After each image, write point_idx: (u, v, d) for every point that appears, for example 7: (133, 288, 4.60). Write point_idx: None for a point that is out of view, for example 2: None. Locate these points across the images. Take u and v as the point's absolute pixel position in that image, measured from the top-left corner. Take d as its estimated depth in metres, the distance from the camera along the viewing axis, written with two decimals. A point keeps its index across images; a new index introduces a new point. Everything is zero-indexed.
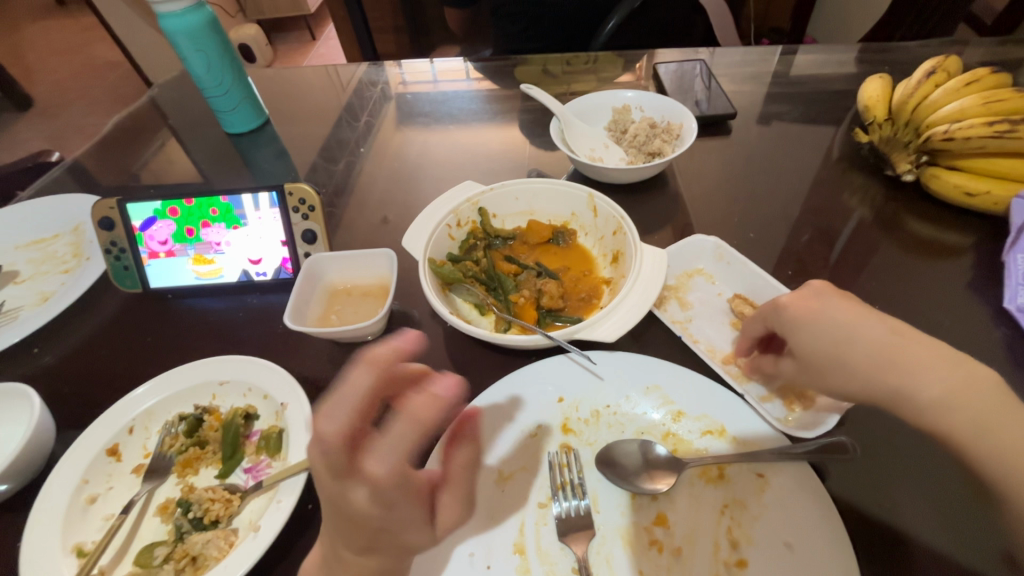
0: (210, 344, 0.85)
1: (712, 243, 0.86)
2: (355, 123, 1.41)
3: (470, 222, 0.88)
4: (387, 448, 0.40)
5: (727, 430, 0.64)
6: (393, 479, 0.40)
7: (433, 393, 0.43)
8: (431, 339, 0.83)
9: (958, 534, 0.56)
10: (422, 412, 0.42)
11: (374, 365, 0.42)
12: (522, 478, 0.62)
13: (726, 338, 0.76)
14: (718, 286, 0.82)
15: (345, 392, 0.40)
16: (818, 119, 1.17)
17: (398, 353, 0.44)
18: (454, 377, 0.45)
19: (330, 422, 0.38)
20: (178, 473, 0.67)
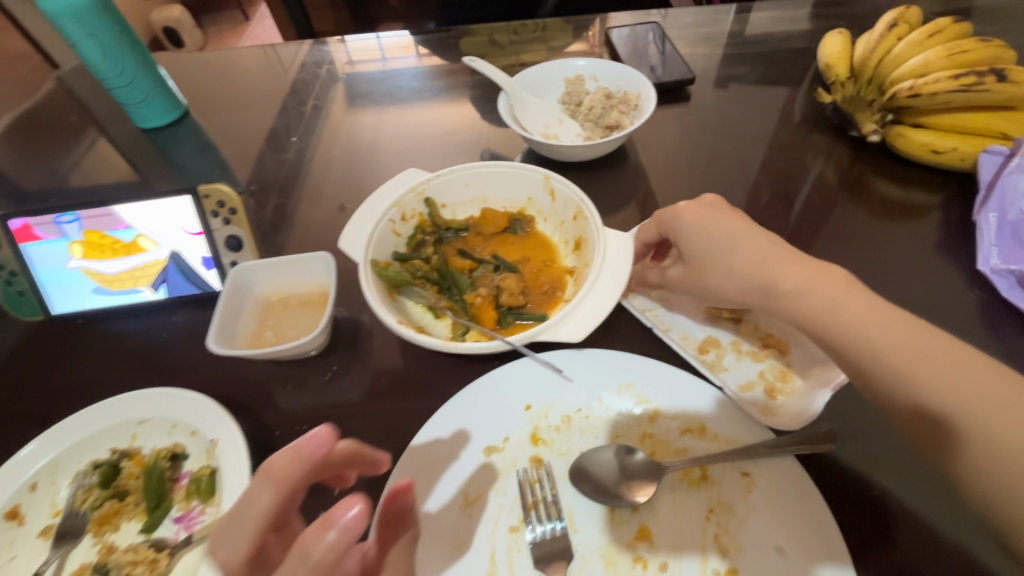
0: (129, 375, 0.75)
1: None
2: (302, 107, 1.28)
3: (417, 214, 0.80)
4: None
5: (708, 427, 0.59)
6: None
7: (325, 521, 0.34)
8: (382, 348, 0.75)
9: (945, 521, 0.54)
10: (315, 556, 0.34)
11: (278, 483, 0.37)
12: (490, 501, 0.56)
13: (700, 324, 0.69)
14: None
15: (243, 512, 0.36)
16: (777, 79, 1.12)
17: (308, 461, 0.38)
18: (358, 498, 0.35)
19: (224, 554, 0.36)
20: (95, 532, 0.58)
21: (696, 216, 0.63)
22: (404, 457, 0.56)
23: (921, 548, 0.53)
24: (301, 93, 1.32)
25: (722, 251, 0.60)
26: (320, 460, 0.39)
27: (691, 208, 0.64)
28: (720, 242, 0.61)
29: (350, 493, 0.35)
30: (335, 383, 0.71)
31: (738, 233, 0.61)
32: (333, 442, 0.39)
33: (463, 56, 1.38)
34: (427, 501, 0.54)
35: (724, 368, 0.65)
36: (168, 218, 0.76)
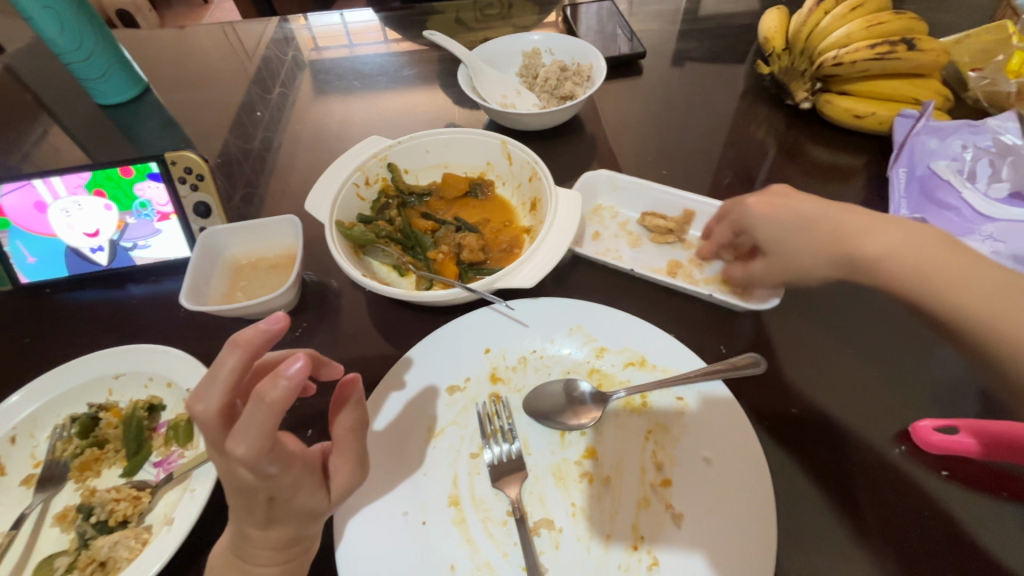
0: (101, 337, 0.77)
1: (603, 175, 0.88)
2: (268, 94, 1.28)
3: (380, 180, 0.83)
4: (246, 432, 0.40)
5: (648, 359, 0.66)
6: (258, 456, 0.41)
7: (275, 374, 0.41)
8: (352, 306, 0.79)
9: (854, 430, 0.62)
10: (269, 397, 0.40)
11: (242, 349, 0.43)
12: (453, 432, 0.62)
13: (657, 257, 0.81)
14: (622, 215, 0.86)
15: (215, 372, 0.43)
16: (724, 54, 1.19)
17: (267, 337, 0.45)
18: (304, 357, 0.42)
19: (201, 403, 0.42)
20: (77, 478, 0.61)
21: (761, 203, 0.61)
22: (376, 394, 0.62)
23: (832, 454, 0.61)
24: (266, 71, 1.33)
25: (802, 226, 0.57)
26: (276, 339, 0.46)
27: (756, 199, 0.62)
28: (790, 220, 0.58)
29: (299, 353, 0.43)
30: (305, 339, 0.75)
31: (812, 207, 0.57)
32: (286, 325, 0.46)
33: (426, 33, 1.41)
34: (377, 415, 0.61)
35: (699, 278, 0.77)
36: (151, 184, 0.77)
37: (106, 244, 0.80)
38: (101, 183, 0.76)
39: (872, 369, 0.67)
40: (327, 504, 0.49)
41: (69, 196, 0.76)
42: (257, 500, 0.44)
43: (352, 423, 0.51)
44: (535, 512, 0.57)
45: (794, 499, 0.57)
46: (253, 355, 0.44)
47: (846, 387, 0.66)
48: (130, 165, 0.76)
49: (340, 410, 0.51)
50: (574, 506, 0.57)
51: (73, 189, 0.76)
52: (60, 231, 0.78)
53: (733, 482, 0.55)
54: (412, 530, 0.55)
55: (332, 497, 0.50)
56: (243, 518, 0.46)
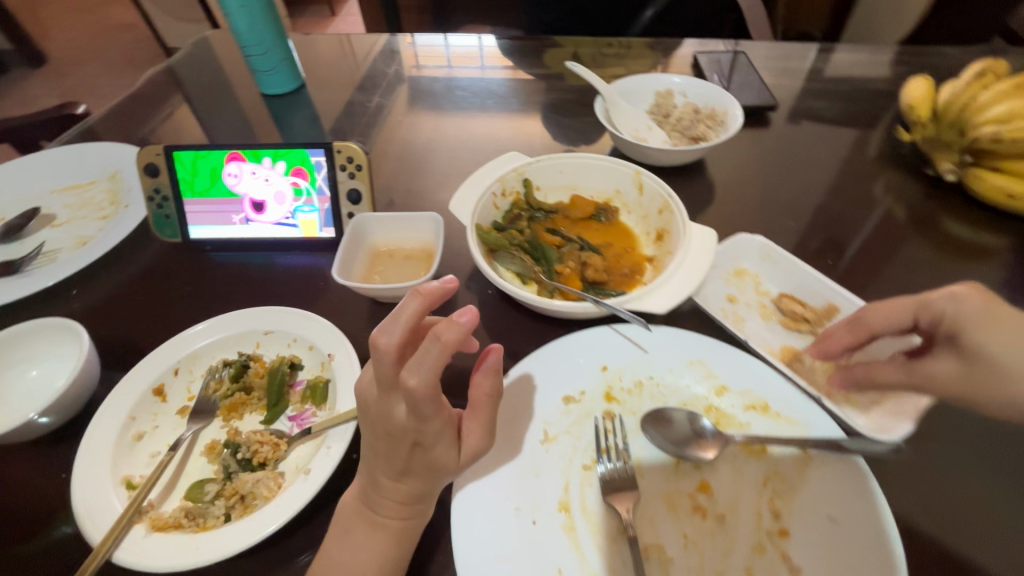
0: (248, 296, 0.86)
1: (758, 241, 0.82)
2: (367, 102, 1.38)
3: (515, 192, 0.88)
4: (420, 365, 0.44)
5: (771, 406, 0.65)
6: (425, 392, 0.44)
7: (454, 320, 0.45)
8: (471, 305, 0.83)
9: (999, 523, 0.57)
10: (445, 337, 0.43)
11: (422, 298, 0.46)
12: (567, 440, 0.64)
13: (782, 340, 0.74)
14: (765, 285, 0.80)
15: (397, 313, 0.45)
16: (859, 116, 1.18)
17: (444, 293, 0.48)
18: (473, 309, 0.46)
19: (384, 334, 0.44)
20: (224, 417, 0.67)
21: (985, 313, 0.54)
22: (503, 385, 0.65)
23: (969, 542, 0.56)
24: (404, 81, 1.44)
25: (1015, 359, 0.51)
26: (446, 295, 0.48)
27: (965, 293, 0.56)
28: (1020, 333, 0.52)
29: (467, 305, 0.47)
30: None
31: None
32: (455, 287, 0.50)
33: (536, 65, 1.48)
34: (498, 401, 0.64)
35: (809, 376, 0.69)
36: (315, 167, 0.86)
37: (267, 215, 0.89)
38: (275, 160, 0.86)
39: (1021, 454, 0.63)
40: (457, 464, 0.51)
41: (246, 170, 0.86)
42: (404, 444, 0.48)
43: (491, 389, 0.53)
44: (645, 534, 0.57)
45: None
46: (430, 305, 0.47)
47: (988, 477, 0.61)
48: (304, 149, 0.86)
49: (481, 373, 0.53)
50: (685, 538, 0.56)
51: (253, 163, 0.86)
52: (234, 200, 0.88)
53: (863, 544, 0.52)
54: (524, 527, 0.56)
55: (461, 459, 0.51)
56: (380, 467, 0.50)
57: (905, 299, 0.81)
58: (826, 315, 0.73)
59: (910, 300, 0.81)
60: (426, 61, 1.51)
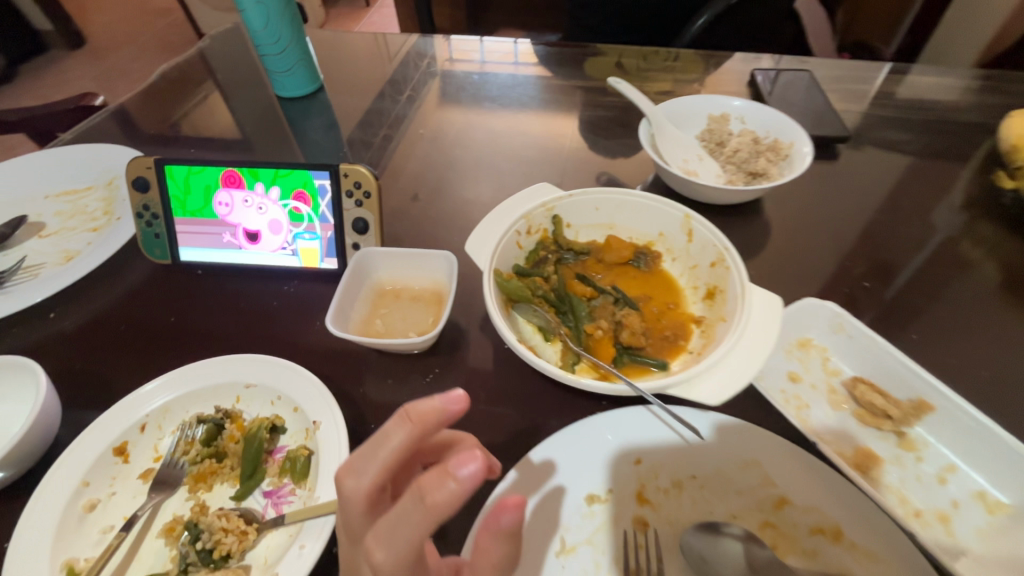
0: (237, 334, 0.76)
1: (829, 309, 0.69)
2: (398, 95, 1.29)
3: (542, 230, 0.77)
4: (392, 531, 0.32)
5: (845, 533, 0.52)
6: (398, 568, 0.32)
7: (444, 471, 0.32)
8: (485, 361, 0.72)
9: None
10: (430, 499, 0.31)
11: (412, 425, 0.34)
12: (587, 554, 0.53)
13: (857, 437, 0.61)
14: (834, 362, 0.67)
15: (376, 445, 0.34)
16: (944, 152, 1.02)
17: (444, 418, 0.35)
18: (479, 456, 0.32)
19: (352, 478, 0.33)
20: (191, 487, 0.59)
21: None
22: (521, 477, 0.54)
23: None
24: (428, 84, 1.32)
25: None
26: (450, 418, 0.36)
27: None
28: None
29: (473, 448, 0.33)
30: (435, 386, 0.69)
31: None
32: (464, 404, 0.37)
33: (578, 74, 1.34)
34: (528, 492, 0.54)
35: (890, 493, 0.56)
36: (319, 193, 0.77)
37: (263, 244, 0.80)
38: (277, 185, 0.77)
39: None
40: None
41: (246, 194, 0.78)
42: None
43: (501, 557, 0.37)
44: None
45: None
46: (424, 436, 0.35)
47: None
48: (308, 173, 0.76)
49: (489, 535, 0.37)
50: None
51: (252, 185, 0.78)
52: (226, 221, 0.80)
53: None
54: None
55: None
56: None
57: (1007, 392, 0.67)
58: (914, 411, 0.60)
59: (1012, 392, 0.67)
60: (460, 55, 1.40)
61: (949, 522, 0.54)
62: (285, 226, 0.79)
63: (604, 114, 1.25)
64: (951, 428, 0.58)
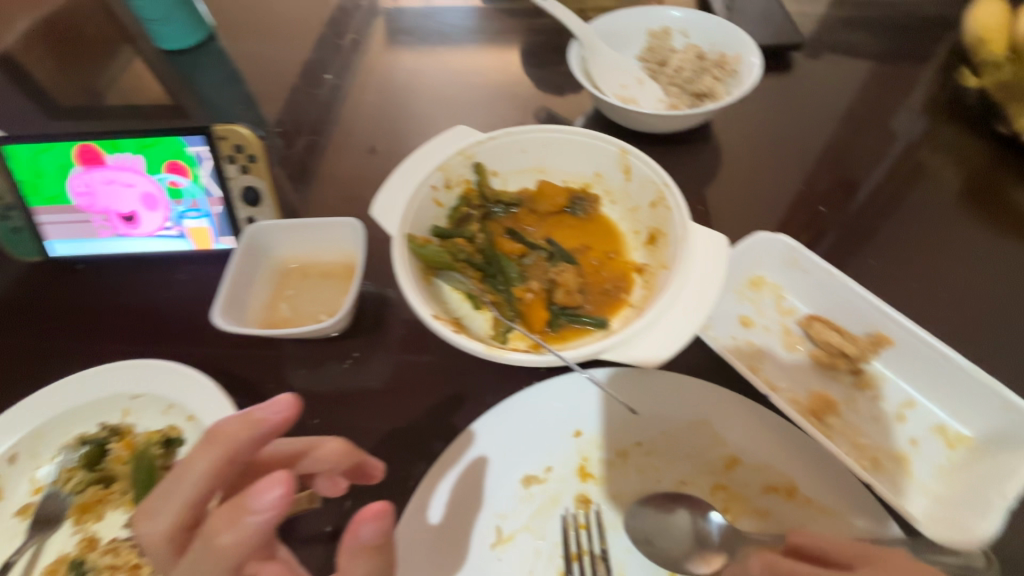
0: (127, 333, 0.67)
1: (782, 241, 0.62)
2: (338, 39, 1.12)
3: (463, 182, 0.67)
4: None
5: (800, 490, 0.48)
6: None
7: (237, 507, 0.26)
8: (411, 335, 0.64)
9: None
10: (216, 543, 0.25)
11: (221, 447, 0.29)
12: (525, 541, 0.48)
13: (813, 380, 0.56)
14: (788, 301, 0.61)
15: (173, 482, 0.28)
16: (903, 53, 0.93)
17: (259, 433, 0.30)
18: (280, 477, 0.26)
19: (144, 523, 0.28)
20: (75, 519, 0.51)
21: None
22: (448, 466, 0.48)
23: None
24: (340, 20, 1.16)
25: None
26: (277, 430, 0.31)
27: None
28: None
29: (278, 470, 0.27)
30: (354, 371, 0.61)
31: None
32: (292, 415, 0.31)
33: None
34: (441, 487, 0.47)
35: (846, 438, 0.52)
36: (197, 161, 0.65)
37: (144, 228, 0.69)
38: (146, 156, 0.65)
39: None
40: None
41: (108, 173, 0.66)
42: None
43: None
44: None
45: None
46: (232, 457, 0.29)
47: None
48: (178, 138, 0.64)
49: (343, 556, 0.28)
50: None
51: (116, 159, 0.66)
52: (91, 203, 0.67)
53: None
54: None
55: None
56: None
57: (966, 310, 0.63)
58: (873, 346, 0.56)
59: (970, 309, 0.63)
60: None
61: (908, 461, 0.50)
62: (162, 203, 0.67)
63: (539, 40, 1.11)
64: (908, 362, 0.54)
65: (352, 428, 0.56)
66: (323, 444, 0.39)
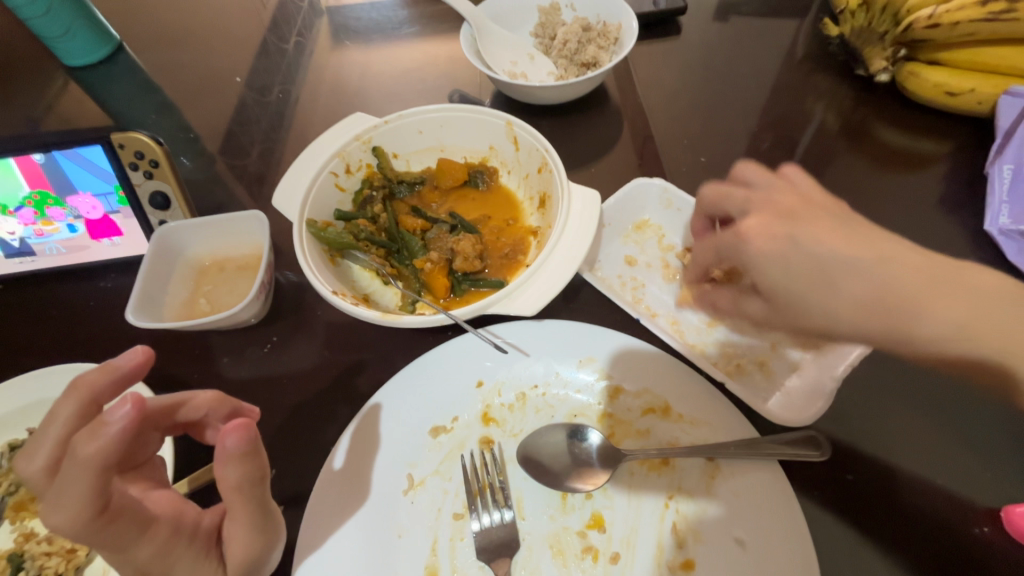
0: (55, 346, 0.69)
1: (658, 184, 0.69)
2: (288, 43, 1.12)
3: (365, 166, 0.71)
4: (63, 498, 0.30)
5: (673, 408, 0.54)
6: (78, 528, 0.30)
7: (96, 425, 0.30)
8: (329, 315, 0.68)
9: (954, 478, 0.52)
10: (81, 453, 0.29)
11: (78, 393, 0.32)
12: (435, 484, 0.53)
13: (690, 306, 0.63)
14: (669, 238, 0.68)
15: (44, 426, 0.32)
16: (783, 9, 0.99)
17: (116, 376, 0.34)
18: (132, 395, 0.30)
19: (23, 461, 0.31)
20: (11, 519, 0.54)
21: (766, 239, 0.42)
22: (354, 423, 0.54)
23: (910, 511, 0.50)
24: (284, 23, 1.16)
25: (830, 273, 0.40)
26: (132, 377, 0.35)
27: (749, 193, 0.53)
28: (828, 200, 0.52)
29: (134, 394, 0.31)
30: (276, 355, 0.65)
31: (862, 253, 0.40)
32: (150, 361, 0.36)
33: None
34: (340, 438, 0.53)
35: (714, 350, 0.59)
36: (101, 171, 0.67)
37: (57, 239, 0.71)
38: (42, 168, 0.66)
39: (943, 420, 0.55)
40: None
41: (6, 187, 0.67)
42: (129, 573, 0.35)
43: (241, 479, 0.36)
44: None
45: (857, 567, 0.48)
46: (95, 399, 0.33)
47: (930, 428, 0.54)
48: (76, 150, 0.65)
49: (218, 462, 0.35)
50: None
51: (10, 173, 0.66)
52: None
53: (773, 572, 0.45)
54: None
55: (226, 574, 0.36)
56: None
57: None
58: None
59: None
60: None
61: (768, 363, 0.58)
62: (70, 214, 0.69)
63: (450, 25, 1.14)
64: None
65: (275, 407, 0.61)
66: (195, 395, 0.41)
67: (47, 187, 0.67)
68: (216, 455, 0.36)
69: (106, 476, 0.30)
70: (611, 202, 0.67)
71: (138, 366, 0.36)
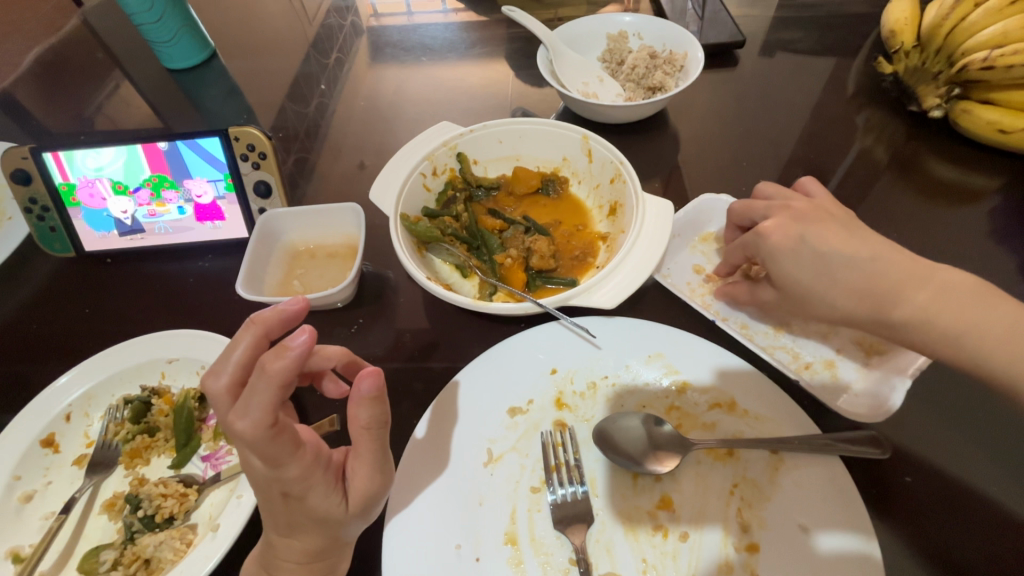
0: (157, 316, 0.75)
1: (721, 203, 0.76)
2: (324, 58, 1.21)
3: (448, 170, 0.77)
4: (247, 406, 0.36)
5: (739, 403, 0.58)
6: (256, 435, 0.36)
7: (280, 347, 0.36)
8: (408, 302, 0.73)
9: (1013, 491, 0.54)
10: (269, 368, 0.36)
11: (255, 327, 0.39)
12: (512, 460, 0.57)
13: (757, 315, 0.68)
14: None
15: (228, 350, 0.39)
16: (836, 47, 1.05)
17: (285, 317, 0.41)
18: (309, 328, 0.37)
19: (213, 378, 0.38)
20: (126, 465, 0.60)
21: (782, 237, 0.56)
22: (437, 399, 0.58)
23: (967, 516, 0.53)
24: (331, 40, 1.26)
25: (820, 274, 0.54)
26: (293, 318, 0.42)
27: (777, 220, 0.58)
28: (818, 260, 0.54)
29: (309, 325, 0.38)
30: (360, 336, 0.70)
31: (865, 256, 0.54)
32: (305, 307, 0.43)
33: (486, 11, 1.30)
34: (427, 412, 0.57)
35: (781, 354, 0.64)
36: (212, 159, 0.74)
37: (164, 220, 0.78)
38: (165, 155, 0.74)
39: (995, 434, 0.58)
40: (345, 514, 0.42)
41: (127, 171, 0.74)
42: (271, 494, 0.40)
43: (370, 420, 0.40)
44: (601, 564, 0.51)
45: (919, 563, 0.50)
46: (268, 334, 0.40)
47: (984, 441, 0.57)
48: (195, 139, 0.73)
49: (352, 403, 0.40)
50: (645, 563, 0.51)
51: (137, 157, 0.74)
52: (110, 198, 0.76)
53: (834, 558, 0.48)
54: (464, 567, 0.50)
55: (349, 506, 0.41)
56: (268, 524, 0.42)
57: None
58: None
59: None
60: (384, 10, 1.32)
61: (834, 367, 0.62)
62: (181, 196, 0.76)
63: (514, 47, 1.22)
64: None
65: None
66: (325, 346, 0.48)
67: (166, 171, 0.75)
68: (350, 397, 0.40)
69: (282, 392, 0.36)
70: (681, 213, 0.73)
71: (295, 311, 0.43)
